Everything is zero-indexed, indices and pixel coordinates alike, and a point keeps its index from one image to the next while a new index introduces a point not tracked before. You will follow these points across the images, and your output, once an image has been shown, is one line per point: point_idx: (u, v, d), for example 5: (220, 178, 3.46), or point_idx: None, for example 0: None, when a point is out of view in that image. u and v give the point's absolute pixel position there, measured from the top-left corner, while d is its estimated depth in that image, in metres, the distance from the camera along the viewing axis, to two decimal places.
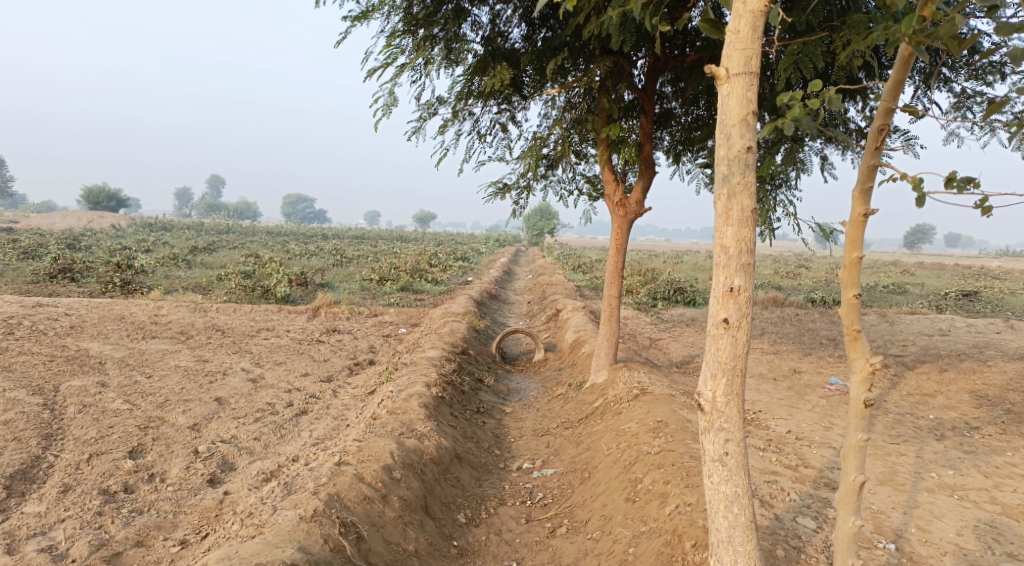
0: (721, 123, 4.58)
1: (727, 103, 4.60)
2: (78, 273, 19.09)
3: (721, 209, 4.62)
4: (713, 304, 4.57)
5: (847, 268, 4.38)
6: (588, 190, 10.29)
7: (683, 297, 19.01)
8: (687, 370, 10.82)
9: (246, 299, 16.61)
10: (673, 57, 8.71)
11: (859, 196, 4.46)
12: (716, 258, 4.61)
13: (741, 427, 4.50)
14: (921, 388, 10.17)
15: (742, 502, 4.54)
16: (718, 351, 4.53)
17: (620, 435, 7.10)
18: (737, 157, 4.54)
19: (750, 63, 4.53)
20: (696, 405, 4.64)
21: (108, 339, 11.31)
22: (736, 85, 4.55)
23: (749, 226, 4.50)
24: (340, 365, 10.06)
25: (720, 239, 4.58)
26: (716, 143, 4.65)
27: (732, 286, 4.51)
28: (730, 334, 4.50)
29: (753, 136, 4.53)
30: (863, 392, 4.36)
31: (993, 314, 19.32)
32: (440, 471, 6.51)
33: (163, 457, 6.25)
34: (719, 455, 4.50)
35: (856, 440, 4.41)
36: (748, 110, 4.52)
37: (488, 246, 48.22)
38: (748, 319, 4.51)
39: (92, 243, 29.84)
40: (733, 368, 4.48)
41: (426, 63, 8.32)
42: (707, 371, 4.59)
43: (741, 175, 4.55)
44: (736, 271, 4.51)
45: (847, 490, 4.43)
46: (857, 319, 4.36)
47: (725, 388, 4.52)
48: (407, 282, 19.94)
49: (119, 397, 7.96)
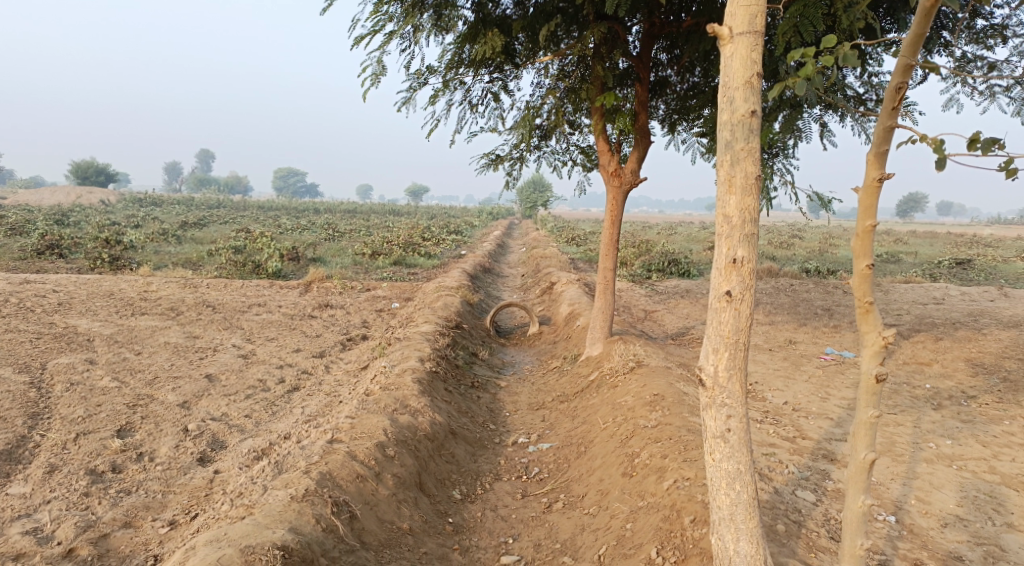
0: (724, 85, 4.44)
1: (730, 64, 4.46)
2: (66, 249, 18.89)
3: (723, 177, 4.49)
4: (716, 276, 4.46)
5: (859, 237, 4.25)
6: (582, 160, 10.14)
7: (678, 268, 18.91)
8: (683, 342, 10.75)
9: (238, 274, 16.46)
10: (669, 22, 8.53)
11: (873, 161, 4.28)
12: (719, 228, 4.49)
13: (743, 403, 4.40)
14: (917, 357, 10.12)
15: (744, 480, 4.45)
16: (721, 325, 4.42)
17: (617, 408, 7.02)
18: (740, 121, 4.40)
19: (755, 22, 4.39)
20: (697, 381, 4.54)
21: (96, 316, 11.17)
22: (740, 46, 4.41)
23: (753, 193, 4.38)
24: (333, 340, 9.95)
25: (723, 208, 4.46)
26: (720, 107, 4.51)
27: (735, 257, 4.39)
28: (733, 307, 4.39)
29: (758, 99, 4.40)
30: (875, 367, 4.22)
31: (986, 282, 19.30)
32: (435, 448, 6.42)
33: (152, 435, 6.15)
34: (721, 431, 4.40)
35: (866, 417, 4.28)
36: (752, 72, 4.38)
37: (481, 219, 48.00)
38: (751, 291, 4.40)
39: (81, 218, 29.56)
40: (735, 342, 4.38)
41: (415, 30, 8.10)
42: (709, 345, 4.49)
43: (745, 141, 4.42)
44: (739, 241, 4.40)
45: (857, 468, 4.26)
46: (870, 291, 4.23)
47: (727, 363, 4.42)
48: (400, 256, 19.80)
49: (108, 375, 7.84)
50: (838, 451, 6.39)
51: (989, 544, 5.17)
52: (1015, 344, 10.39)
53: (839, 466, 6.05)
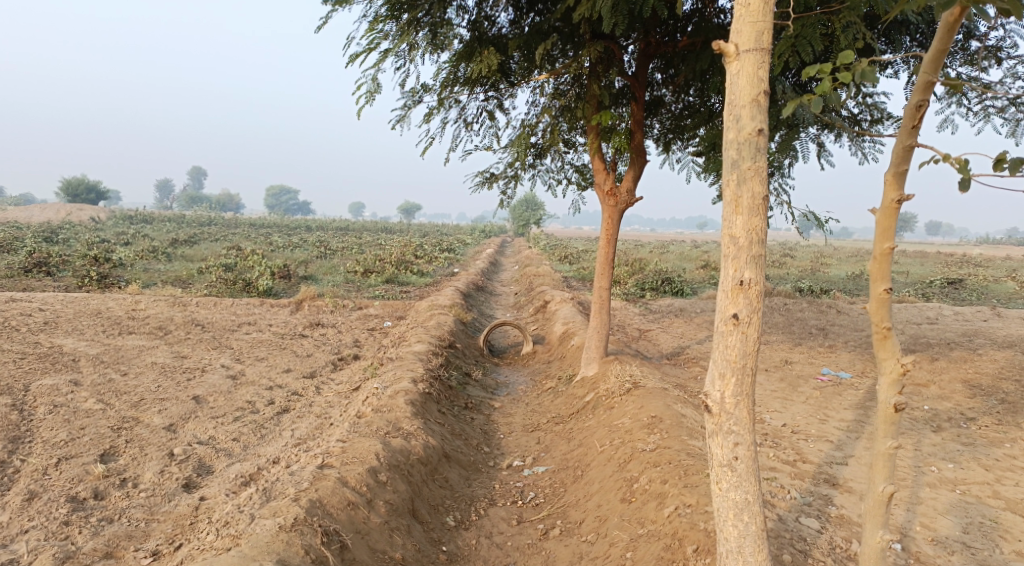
0: (730, 103, 4.37)
1: (736, 82, 4.39)
2: (53, 266, 18.68)
3: (729, 197, 4.41)
4: (722, 298, 4.37)
5: (877, 260, 4.21)
6: (577, 179, 10.06)
7: (672, 287, 18.84)
8: (679, 362, 10.63)
9: (228, 292, 16.28)
10: (665, 42, 8.49)
11: (893, 181, 4.20)
12: (724, 248, 4.40)
13: (751, 430, 4.31)
14: (914, 378, 10.03)
15: (753, 510, 4.37)
16: (728, 349, 4.33)
17: (614, 431, 6.88)
18: (746, 140, 4.33)
19: (761, 38, 4.34)
20: (702, 407, 4.44)
21: (82, 335, 10.97)
22: (746, 63, 4.35)
23: (759, 214, 4.29)
24: (324, 360, 9.79)
25: (728, 228, 4.37)
26: (725, 125, 4.44)
27: (741, 279, 4.31)
28: (739, 331, 4.30)
29: (764, 118, 4.33)
30: (894, 396, 4.18)
31: (978, 301, 19.30)
32: (429, 473, 6.26)
33: (137, 460, 5.97)
34: (728, 460, 4.31)
35: (884, 448, 4.25)
36: (759, 90, 4.31)
37: (473, 237, 47.93)
38: (758, 314, 4.31)
39: (68, 235, 29.33)
40: (742, 367, 4.28)
41: (410, 48, 8.02)
42: (715, 370, 4.40)
43: (752, 160, 4.34)
44: (746, 263, 4.31)
45: (875, 502, 4.26)
46: (888, 316, 4.18)
47: (734, 389, 4.33)
48: (392, 274, 19.67)
49: (92, 396, 7.65)
50: (840, 475, 6.26)
51: None
52: (1012, 365, 10.32)
53: (842, 491, 5.92)
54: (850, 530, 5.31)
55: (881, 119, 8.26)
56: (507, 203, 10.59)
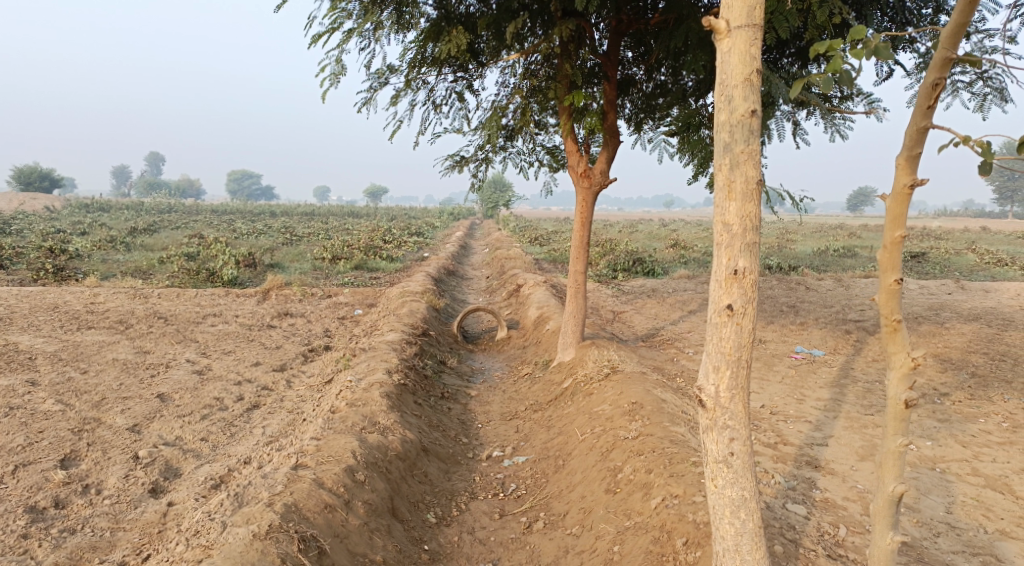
0: (721, 83, 4.31)
1: (728, 60, 4.33)
2: (6, 260, 18.06)
3: (722, 182, 4.37)
4: (716, 289, 4.34)
5: (887, 250, 4.08)
6: (548, 161, 9.89)
7: (642, 268, 18.79)
8: (654, 344, 10.55)
9: (191, 282, 15.86)
10: (635, 20, 8.39)
11: (904, 165, 4.05)
12: (718, 236, 4.37)
13: (746, 425, 4.28)
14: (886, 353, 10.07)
15: (750, 507, 4.32)
16: (722, 341, 4.30)
17: (595, 418, 6.77)
18: (739, 122, 4.28)
19: (752, 14, 4.26)
20: (697, 401, 4.40)
21: (39, 331, 10.57)
22: (737, 40, 4.28)
23: (753, 199, 4.27)
24: (294, 352, 9.54)
25: (721, 215, 4.34)
26: (717, 106, 4.39)
27: (736, 268, 4.27)
28: (734, 322, 4.27)
29: (757, 98, 4.27)
30: (903, 392, 4.06)
31: (941, 274, 19.52)
32: (407, 468, 6.10)
33: (99, 464, 5.71)
34: (724, 456, 4.28)
35: (895, 445, 4.12)
36: (752, 69, 4.26)
37: (439, 220, 47.51)
38: (753, 304, 4.28)
39: (21, 226, 28.44)
40: (738, 360, 4.26)
41: (375, 28, 7.75)
42: (710, 363, 4.37)
43: (744, 143, 4.29)
44: (740, 252, 4.28)
45: (885, 502, 4.15)
46: (897, 308, 4.05)
47: (730, 383, 4.30)
48: (360, 260, 19.36)
49: (51, 397, 7.35)
50: (822, 457, 6.22)
51: (986, 555, 5.04)
52: (979, 338, 10.42)
53: (825, 474, 5.88)
54: (836, 514, 5.28)
55: (850, 96, 8.26)
56: (477, 186, 10.39)
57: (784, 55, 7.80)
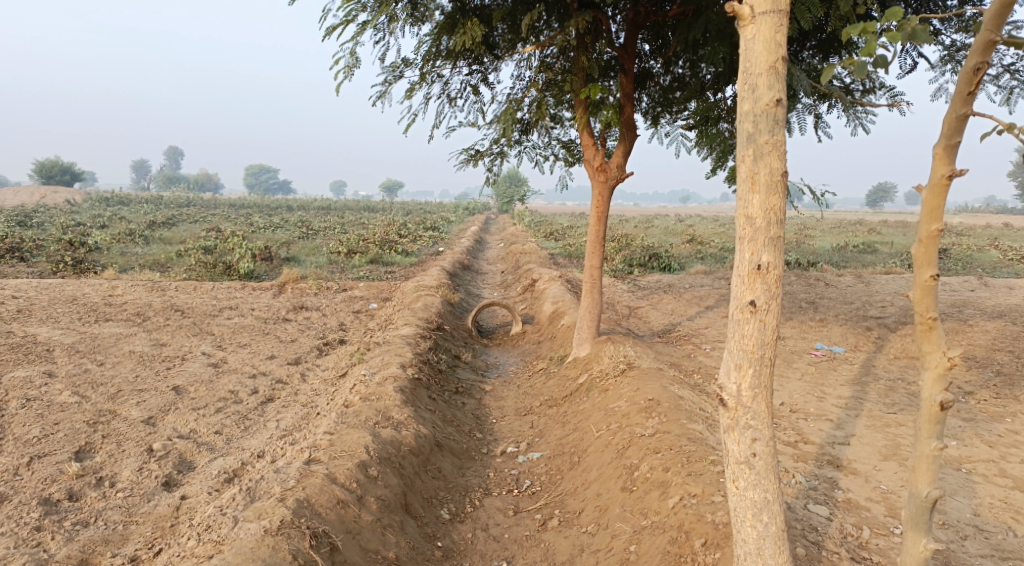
0: (746, 71, 4.22)
1: (752, 46, 4.24)
2: (26, 253, 18.20)
3: (745, 174, 4.28)
4: (739, 284, 4.26)
5: (923, 244, 3.97)
6: (564, 156, 9.81)
7: (659, 263, 18.65)
8: (671, 340, 10.45)
9: (208, 275, 15.90)
10: (652, 12, 8.27)
11: (943, 155, 3.95)
12: (740, 230, 4.29)
13: (769, 425, 4.21)
14: (907, 351, 9.90)
15: (773, 510, 4.24)
16: (745, 338, 4.22)
17: (610, 415, 6.68)
18: (763, 111, 4.20)
19: (778, 0, 4.18)
20: (718, 400, 4.33)
21: (57, 323, 10.61)
22: (762, 26, 4.20)
23: (777, 192, 4.19)
24: (309, 345, 9.51)
25: (744, 208, 4.26)
26: (741, 95, 4.30)
27: (759, 263, 4.19)
28: (757, 319, 4.19)
29: (782, 87, 4.19)
30: (939, 393, 3.99)
31: (964, 271, 19.23)
32: (420, 463, 6.04)
33: (113, 457, 5.69)
34: (747, 457, 4.21)
35: (929, 448, 4.05)
36: (777, 56, 4.17)
37: (456, 214, 47.50)
38: (777, 300, 4.20)
39: (42, 219, 28.67)
40: (760, 358, 4.18)
41: (390, 20, 7.68)
42: (732, 361, 4.29)
43: (769, 134, 4.21)
44: (764, 247, 4.20)
45: (919, 508, 4.07)
46: (933, 306, 3.97)
47: (752, 382, 4.23)
48: (376, 254, 19.34)
49: (67, 389, 7.35)
50: (843, 456, 6.10)
51: (1014, 559, 4.91)
52: (1004, 335, 10.22)
53: (847, 474, 5.76)
54: (859, 516, 5.18)
55: (873, 89, 8.11)
56: (493, 180, 10.32)
57: (805, 48, 7.68)
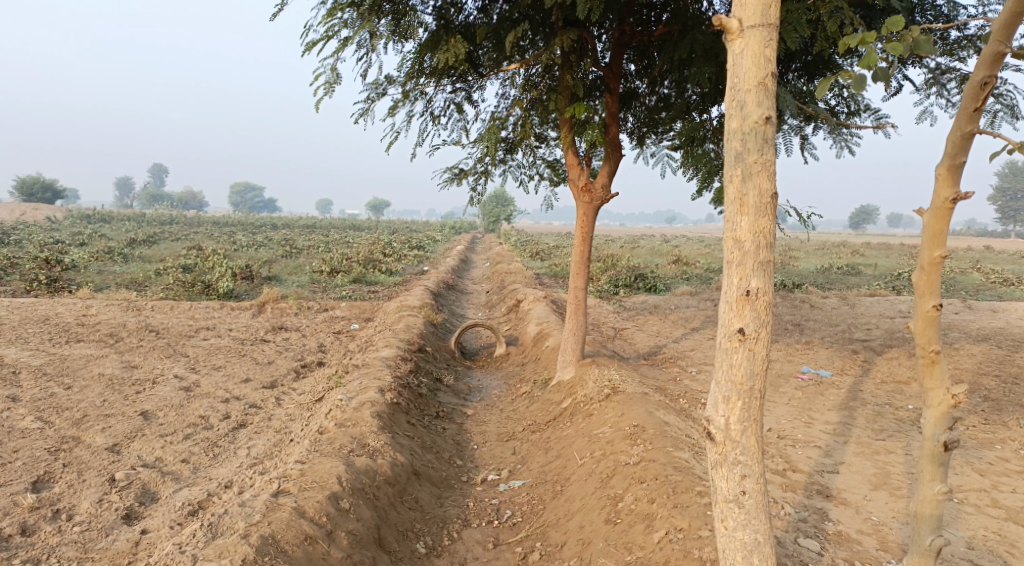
0: (734, 87, 4.11)
1: (740, 61, 4.13)
2: (1, 271, 17.80)
3: (733, 195, 4.14)
4: (727, 311, 4.13)
5: (925, 271, 4.09)
6: (549, 175, 9.67)
7: (644, 284, 18.51)
8: (656, 363, 10.28)
9: (186, 295, 15.60)
10: (639, 32, 8.19)
11: (947, 175, 4.02)
12: (728, 254, 4.15)
13: (759, 461, 4.08)
14: (895, 375, 9.76)
15: (764, 551, 4.11)
16: (733, 368, 4.09)
17: (594, 442, 6.48)
18: (752, 129, 4.08)
19: (767, 13, 4.09)
20: (705, 434, 4.19)
21: (26, 344, 10.28)
22: (751, 40, 4.09)
23: (767, 214, 4.06)
24: (286, 368, 9.26)
25: (733, 231, 4.12)
26: (729, 112, 4.17)
27: (749, 289, 4.06)
28: (746, 348, 4.06)
29: (772, 104, 4.07)
30: (943, 432, 4.14)
31: (948, 293, 19.21)
32: (396, 494, 5.82)
33: (72, 488, 5.42)
34: (736, 495, 4.09)
35: (932, 493, 4.21)
36: (767, 71, 4.06)
37: (442, 234, 47.28)
38: (766, 328, 4.07)
39: (21, 237, 28.22)
40: (750, 390, 4.05)
41: (372, 37, 7.53)
42: (719, 393, 4.17)
43: (758, 153, 4.09)
44: (753, 272, 4.06)
45: (923, 556, 4.24)
46: (935, 338, 4.10)
47: (741, 415, 4.10)
48: (359, 273, 19.09)
49: (31, 414, 7.07)
50: (833, 485, 5.92)
51: None
52: (990, 359, 10.12)
53: (838, 504, 5.58)
54: (851, 550, 5.00)
55: (858, 111, 8.04)
56: (477, 200, 10.17)
57: (790, 70, 7.59)
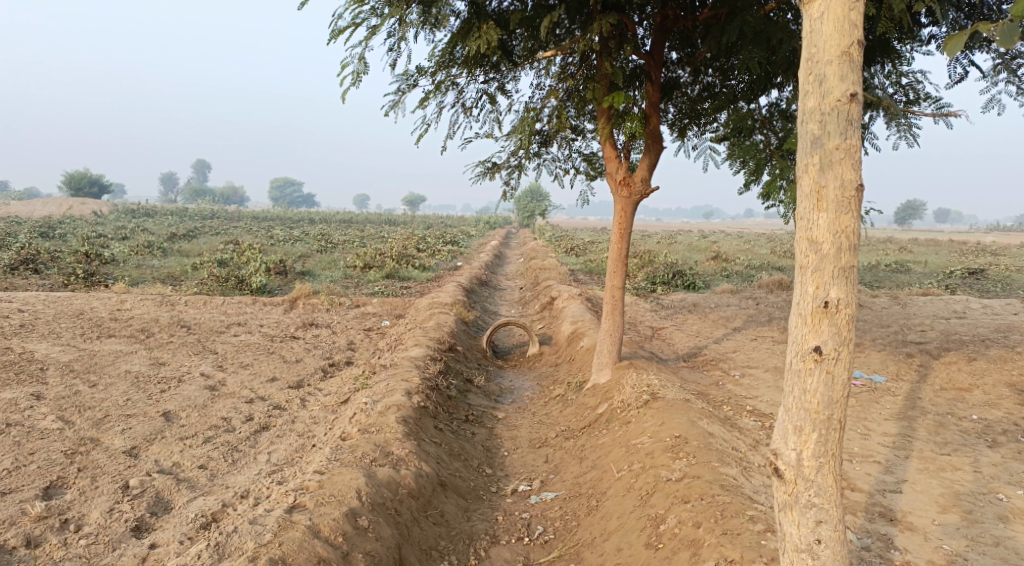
0: (814, 58, 4.14)
1: (819, 27, 4.15)
2: (40, 264, 17.88)
3: (809, 188, 4.18)
4: (801, 326, 4.16)
5: None
6: (585, 169, 9.29)
7: (683, 281, 17.99)
8: (697, 365, 9.85)
9: (219, 289, 15.49)
10: (682, 17, 7.74)
11: None
12: (804, 256, 4.17)
13: (835, 505, 4.10)
14: (954, 382, 9.17)
15: None
16: (808, 394, 4.13)
17: (633, 454, 6.06)
18: (833, 108, 4.10)
19: None
20: (775, 471, 4.23)
21: (57, 339, 10.18)
22: (832, 5, 4.10)
23: (848, 210, 4.07)
24: (314, 366, 9.00)
25: (811, 230, 4.15)
26: (806, 88, 4.20)
27: (827, 301, 4.09)
28: (822, 370, 4.10)
29: (855, 79, 4.08)
30: None
31: (1004, 293, 18.30)
32: (420, 508, 5.49)
33: (84, 495, 5.20)
34: (810, 543, 4.12)
35: None
36: (850, 39, 4.08)
37: (477, 229, 46.99)
38: (844, 346, 4.10)
39: (65, 230, 28.67)
40: (826, 420, 4.08)
41: (400, 25, 7.22)
42: (791, 423, 4.20)
43: (840, 138, 4.11)
44: (832, 281, 4.09)
45: None
46: None
47: (815, 450, 4.13)
48: (393, 268, 18.87)
49: (52, 413, 6.89)
50: (897, 507, 5.46)
51: None
52: None
53: (903, 530, 5.15)
54: None
55: (918, 100, 7.54)
56: (510, 195, 9.85)
57: None
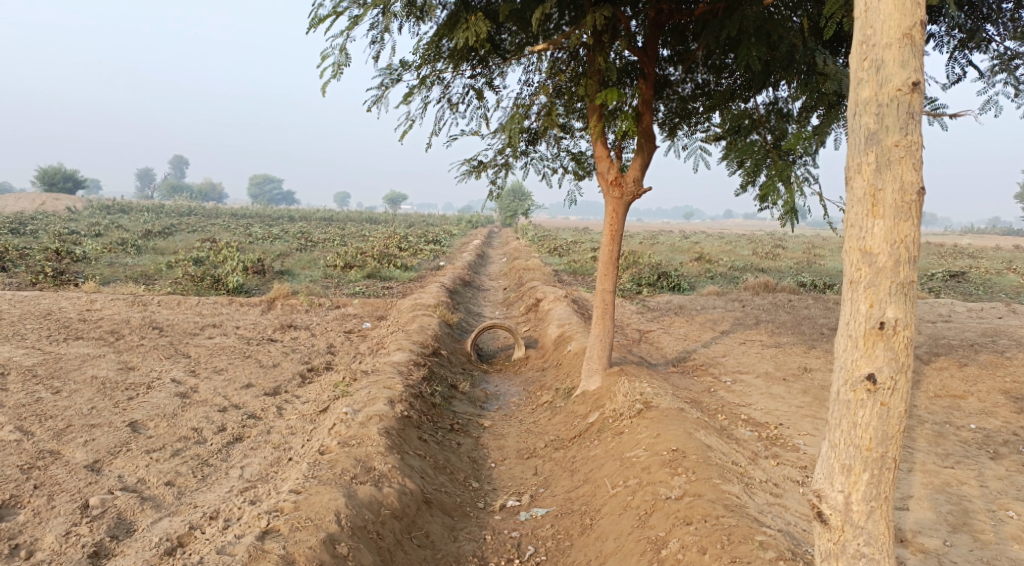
0: (870, 43, 3.98)
1: (877, 8, 3.99)
2: (8, 261, 17.27)
3: (863, 192, 4.01)
4: (853, 350, 3.99)
5: None
6: (574, 168, 8.99)
7: (668, 282, 17.75)
8: (687, 371, 9.58)
9: (194, 289, 15.00)
10: (677, 10, 7.47)
11: None
12: (857, 269, 4.00)
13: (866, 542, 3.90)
14: (948, 388, 8.95)
15: None
16: (859, 429, 3.96)
17: (628, 468, 5.77)
18: (892, 98, 3.92)
19: None
20: (819, 516, 4.07)
21: (21, 341, 9.71)
22: None
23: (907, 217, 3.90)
24: (291, 371, 8.62)
25: (866, 240, 3.98)
26: (863, 76, 4.03)
27: (883, 321, 3.91)
28: (876, 401, 3.92)
29: (916, 66, 3.90)
30: None
31: (986, 297, 18.18)
32: (404, 529, 5.17)
33: (39, 517, 4.83)
34: None
35: None
36: (911, 21, 3.91)
37: (458, 228, 46.57)
38: (902, 374, 3.91)
39: (36, 227, 27.91)
40: (879, 458, 3.90)
41: (383, 15, 6.87)
42: (839, 461, 4.03)
43: (898, 133, 3.93)
44: (888, 299, 3.91)
45: None
46: None
47: (865, 492, 3.97)
48: (374, 269, 18.46)
49: (10, 423, 6.46)
50: (906, 526, 5.23)
51: None
52: None
53: (915, 553, 4.92)
54: None
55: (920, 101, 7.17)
56: (496, 195, 9.54)
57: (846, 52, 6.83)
